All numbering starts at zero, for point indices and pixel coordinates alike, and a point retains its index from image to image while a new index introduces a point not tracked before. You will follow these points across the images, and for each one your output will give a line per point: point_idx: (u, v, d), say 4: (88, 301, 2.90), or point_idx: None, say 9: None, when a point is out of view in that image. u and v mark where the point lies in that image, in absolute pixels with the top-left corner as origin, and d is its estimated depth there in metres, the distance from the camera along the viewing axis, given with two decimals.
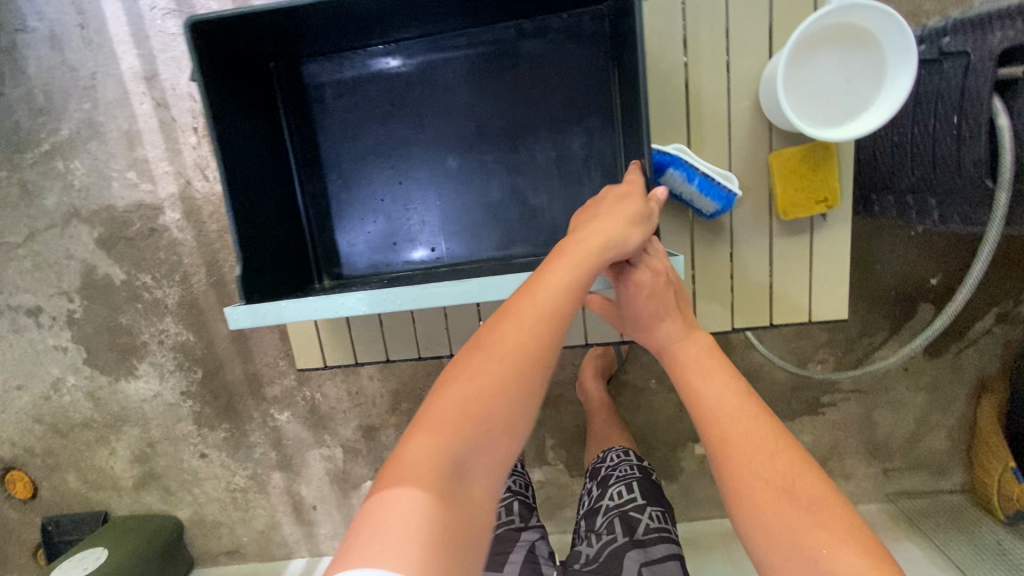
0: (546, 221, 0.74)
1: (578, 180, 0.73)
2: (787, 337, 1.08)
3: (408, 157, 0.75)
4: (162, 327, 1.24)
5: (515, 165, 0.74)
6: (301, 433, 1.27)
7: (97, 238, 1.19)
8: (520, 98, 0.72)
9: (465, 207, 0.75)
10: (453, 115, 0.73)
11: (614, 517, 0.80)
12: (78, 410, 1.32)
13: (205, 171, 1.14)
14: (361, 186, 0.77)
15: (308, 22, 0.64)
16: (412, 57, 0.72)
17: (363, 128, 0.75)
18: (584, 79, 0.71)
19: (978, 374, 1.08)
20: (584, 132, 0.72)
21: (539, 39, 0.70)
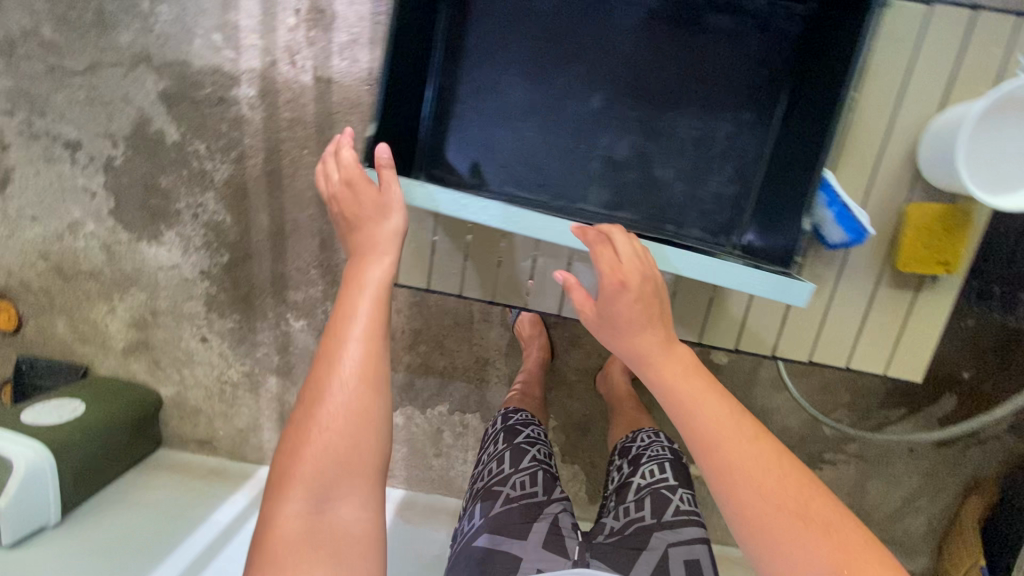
0: (663, 192, 0.79)
1: (709, 167, 0.79)
2: (813, 387, 1.09)
3: (551, 87, 0.79)
4: (201, 201, 1.19)
5: (654, 129, 0.78)
6: (310, 345, 1.24)
7: (161, 90, 1.14)
8: (682, 63, 0.77)
9: (591, 155, 0.79)
10: (611, 58, 0.77)
11: (645, 496, 0.84)
12: (89, 259, 1.27)
13: (294, 56, 1.08)
14: (494, 103, 0.79)
15: None
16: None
17: (520, 47, 0.78)
18: (751, 70, 0.76)
19: (974, 474, 1.11)
20: (731, 120, 0.77)
21: (724, 15, 0.75)
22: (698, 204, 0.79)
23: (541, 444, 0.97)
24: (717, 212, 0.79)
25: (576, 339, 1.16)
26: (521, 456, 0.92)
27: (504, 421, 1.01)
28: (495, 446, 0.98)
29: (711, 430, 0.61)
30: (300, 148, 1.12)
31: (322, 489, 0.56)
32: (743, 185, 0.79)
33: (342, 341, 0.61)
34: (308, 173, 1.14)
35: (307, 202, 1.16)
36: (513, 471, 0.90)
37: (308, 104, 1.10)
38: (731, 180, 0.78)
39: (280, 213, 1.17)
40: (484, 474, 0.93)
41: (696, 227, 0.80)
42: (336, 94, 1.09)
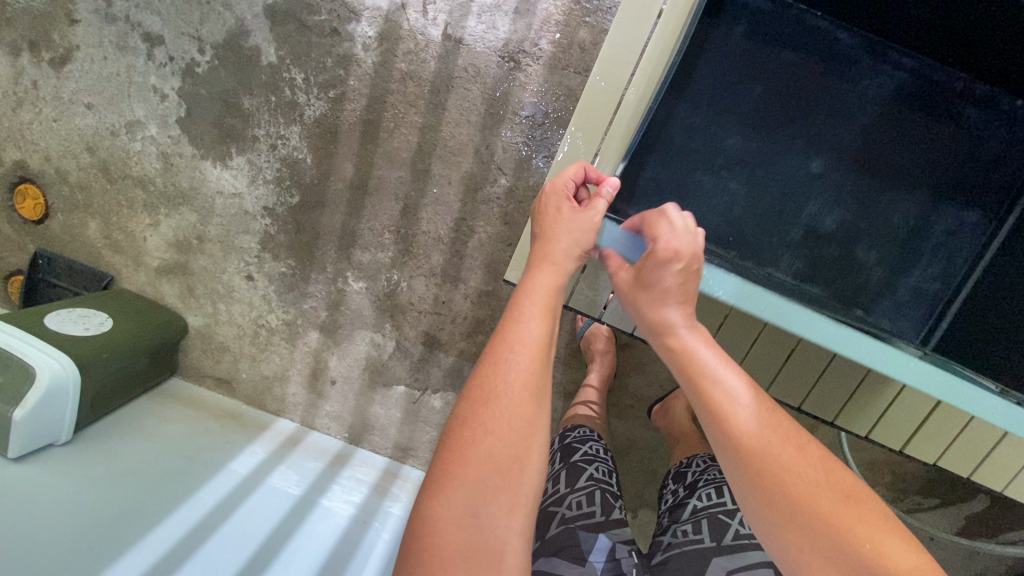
0: (862, 276, 0.79)
1: (915, 261, 0.79)
2: (860, 461, 1.11)
3: (772, 143, 0.76)
4: (283, 133, 1.10)
5: (872, 208, 0.78)
6: (364, 309, 1.18)
7: (268, 4, 1.03)
8: (920, 149, 0.76)
9: (811, 222, 0.78)
10: (849, 126, 0.76)
11: (701, 518, 0.72)
12: (141, 165, 1.17)
13: (427, 4, 1.00)
14: (703, 146, 0.76)
15: None
16: (850, 49, 0.74)
17: (747, 95, 0.74)
18: (986, 169, 0.76)
19: (983, 572, 1.15)
20: (952, 216, 0.78)
21: (976, 106, 0.74)
22: (893, 295, 0.80)
23: (599, 460, 0.80)
24: (912, 308, 0.81)
25: (640, 365, 1.13)
26: (577, 472, 0.77)
27: (559, 440, 0.87)
28: (550, 466, 0.82)
29: (732, 411, 0.54)
30: (408, 104, 1.05)
31: (489, 490, 0.49)
32: (944, 286, 0.80)
33: (510, 336, 0.56)
34: (410, 133, 1.06)
35: (400, 162, 1.08)
36: (569, 491, 0.75)
37: (429, 61, 1.02)
38: (936, 277, 0.80)
39: (368, 167, 1.09)
40: (538, 489, 0.79)
41: (886, 318, 0.81)
42: (462, 57, 1.01)
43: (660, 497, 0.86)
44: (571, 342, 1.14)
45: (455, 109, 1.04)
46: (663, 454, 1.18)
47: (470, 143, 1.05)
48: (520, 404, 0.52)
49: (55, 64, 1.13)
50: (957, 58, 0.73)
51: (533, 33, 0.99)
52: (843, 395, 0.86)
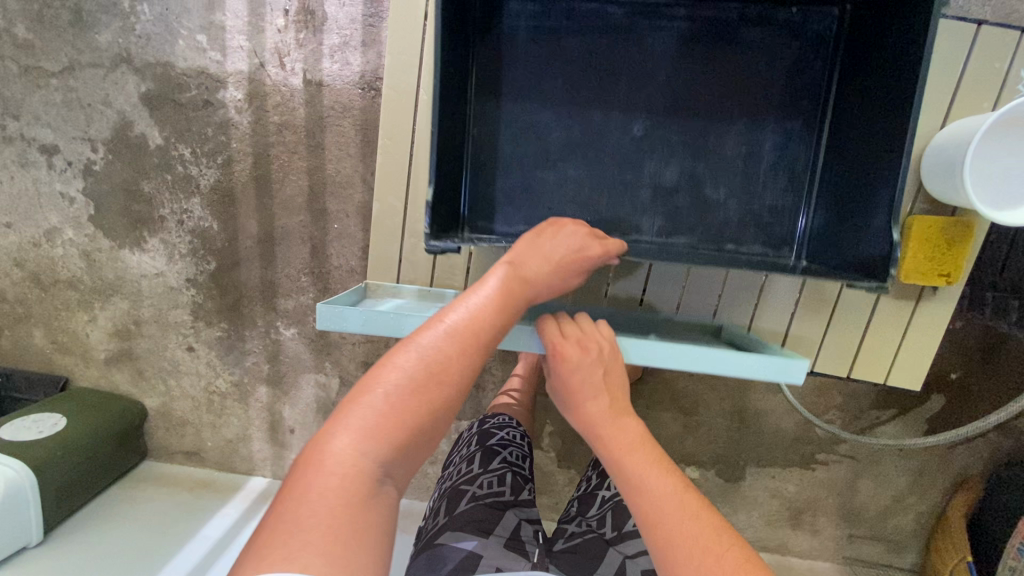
0: (718, 213, 0.80)
1: (764, 181, 0.80)
2: (806, 389, 1.11)
3: (589, 119, 0.81)
4: (186, 207, 1.16)
5: (704, 151, 0.80)
6: (302, 353, 1.22)
7: (142, 93, 1.10)
8: (725, 84, 0.78)
9: (648, 176, 0.81)
10: (649, 84, 0.79)
11: (606, 509, 0.76)
12: (68, 267, 1.23)
13: (283, 58, 1.06)
14: (532, 148, 0.82)
15: None
16: (620, 19, 0.78)
17: (551, 87, 0.81)
18: (788, 81, 0.78)
19: (961, 471, 1.14)
20: (783, 130, 0.79)
21: (758, 29, 0.77)
22: (757, 220, 0.80)
23: (514, 444, 0.83)
24: (776, 226, 0.80)
25: None
26: (491, 455, 0.80)
27: (478, 425, 0.89)
28: (466, 449, 0.84)
29: (662, 507, 0.55)
30: (291, 152, 1.10)
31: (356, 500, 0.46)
32: (799, 194, 0.80)
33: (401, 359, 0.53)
34: (299, 178, 1.11)
35: (297, 208, 1.13)
36: (481, 471, 0.77)
37: (298, 108, 1.07)
38: (787, 191, 0.80)
39: (270, 219, 1.14)
40: (452, 473, 0.81)
41: (757, 244, 0.80)
42: (327, 98, 1.07)
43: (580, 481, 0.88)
44: None
45: (333, 147, 1.09)
46: None
47: (355, 174, 1.09)
48: (386, 453, 0.49)
49: None
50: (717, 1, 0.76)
51: (385, 59, 1.04)
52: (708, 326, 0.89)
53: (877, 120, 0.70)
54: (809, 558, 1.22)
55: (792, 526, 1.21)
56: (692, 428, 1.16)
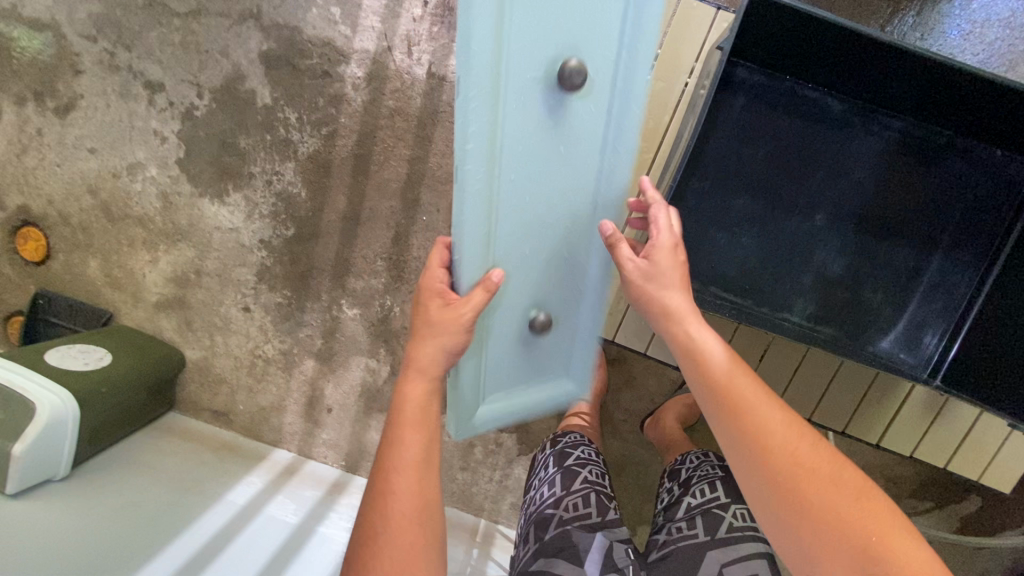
0: (869, 316, 0.79)
1: (917, 297, 0.79)
2: (851, 466, 1.13)
3: (774, 197, 0.77)
4: (278, 170, 1.15)
5: (873, 256, 0.78)
6: (358, 335, 1.21)
7: (263, 51, 1.10)
8: (916, 202, 0.76)
9: (808, 269, 0.79)
10: (841, 179, 0.77)
11: (696, 515, 0.77)
12: (142, 204, 1.21)
13: (411, 47, 1.07)
14: (715, 209, 0.78)
15: (815, 39, 0.65)
16: (839, 113, 0.75)
17: (750, 153, 0.76)
18: (974, 214, 0.76)
19: (983, 573, 1.16)
20: (949, 256, 0.77)
21: (961, 159, 0.75)
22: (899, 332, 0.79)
23: (590, 463, 0.84)
24: (918, 342, 0.79)
25: (630, 378, 1.16)
26: (571, 476, 0.80)
27: (552, 444, 0.89)
28: (544, 469, 0.85)
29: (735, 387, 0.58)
30: (397, 138, 1.11)
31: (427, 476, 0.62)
32: (948, 320, 0.79)
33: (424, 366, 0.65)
34: (399, 164, 1.12)
35: (390, 193, 1.13)
36: (564, 493, 0.78)
37: (415, 98, 1.09)
38: (938, 315, 0.79)
39: (359, 198, 1.14)
40: (537, 492, 0.83)
41: (896, 354, 0.79)
42: (446, 94, 1.08)
43: (659, 496, 0.90)
44: None
45: (441, 141, 1.10)
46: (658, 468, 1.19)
47: None
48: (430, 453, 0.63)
49: (60, 113, 1.19)
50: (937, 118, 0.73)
51: None
52: (850, 403, 0.90)
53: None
54: None
55: None
56: None
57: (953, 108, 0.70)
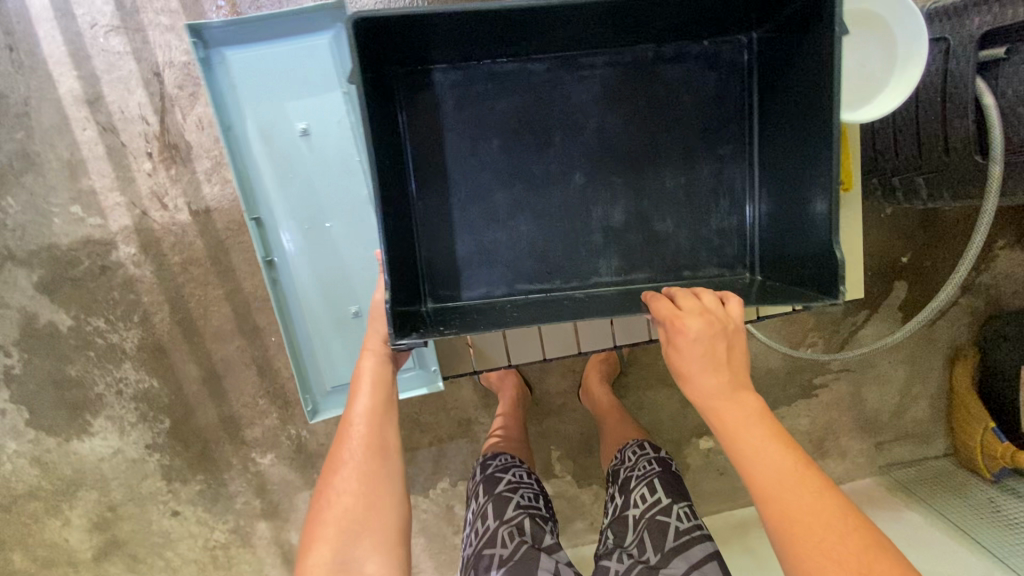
0: (671, 248, 0.65)
1: (707, 203, 0.65)
2: (777, 323, 1.12)
3: (537, 178, 0.63)
4: (120, 375, 1.11)
5: (644, 187, 0.64)
6: (287, 475, 1.17)
7: (37, 282, 1.06)
8: (649, 118, 0.62)
9: (589, 238, 0.65)
10: (585, 133, 0.62)
11: (642, 528, 0.73)
12: (22, 480, 1.16)
13: (163, 199, 1.04)
14: (486, 221, 0.64)
15: (447, 24, 0.52)
16: (548, 70, 0.61)
17: (486, 149, 0.62)
18: (706, 102, 0.63)
19: (951, 343, 1.15)
20: (715, 154, 0.64)
21: (676, 66, 0.62)
22: (707, 247, 0.65)
23: (523, 487, 0.81)
24: (728, 246, 0.66)
25: (545, 364, 1.14)
26: (504, 504, 0.77)
27: (481, 470, 0.86)
28: (475, 501, 0.82)
29: (757, 455, 0.52)
30: (203, 285, 1.07)
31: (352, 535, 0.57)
32: (744, 213, 0.66)
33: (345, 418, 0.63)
34: (220, 306, 1.08)
35: (229, 335, 1.10)
36: (498, 525, 0.74)
37: (196, 240, 1.05)
38: (732, 212, 0.65)
39: (207, 356, 1.10)
40: (469, 536, 0.77)
41: (714, 265, 0.66)
42: (220, 221, 1.05)
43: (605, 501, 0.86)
44: (476, 384, 1.14)
45: (242, 263, 1.07)
46: None
47: None
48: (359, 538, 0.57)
49: None
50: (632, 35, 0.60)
51: None
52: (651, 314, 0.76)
53: (798, 122, 0.56)
54: (849, 483, 1.20)
55: (822, 458, 1.19)
56: (688, 400, 1.16)
57: (643, 15, 0.55)
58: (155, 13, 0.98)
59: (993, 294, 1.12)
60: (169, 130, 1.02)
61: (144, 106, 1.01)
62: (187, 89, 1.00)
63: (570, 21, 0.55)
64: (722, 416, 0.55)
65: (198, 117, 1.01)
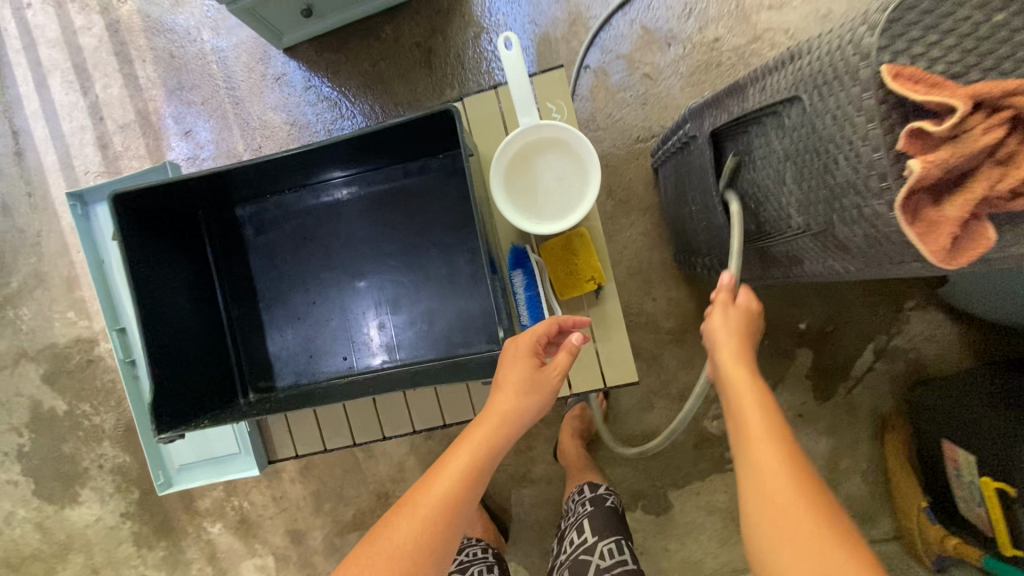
0: (445, 328, 0.73)
1: (469, 288, 0.72)
2: (674, 397, 1.11)
3: (325, 279, 0.75)
4: (101, 451, 1.31)
5: (417, 279, 0.74)
6: (233, 544, 1.29)
7: (42, 374, 1.31)
8: (408, 226, 0.73)
9: (370, 328, 0.74)
10: (358, 241, 0.74)
11: (569, 568, 0.85)
12: (28, 542, 1.37)
13: None
14: (285, 314, 0.76)
15: (206, 182, 0.66)
16: (322, 198, 0.74)
17: (282, 263, 0.76)
18: (455, 207, 0.71)
19: (876, 413, 1.07)
20: (471, 250, 0.72)
21: (421, 177, 0.71)
22: (476, 325, 0.72)
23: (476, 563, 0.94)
24: (492, 324, 0.71)
25: (453, 439, 1.20)
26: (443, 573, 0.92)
27: None
28: None
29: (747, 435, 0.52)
30: None
31: None
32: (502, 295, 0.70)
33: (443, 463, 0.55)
34: None
35: None
36: None
37: None
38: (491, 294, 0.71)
39: None
40: None
41: (483, 340, 0.72)
42: None
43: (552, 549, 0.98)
44: (391, 460, 1.22)
45: None
46: (529, 503, 1.17)
47: None
48: None
49: None
50: (378, 165, 0.71)
51: None
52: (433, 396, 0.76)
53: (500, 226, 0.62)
54: None
55: None
56: None
57: (356, 156, 0.67)
58: (128, 158, 1.25)
59: (913, 358, 1.04)
60: None
61: None
62: None
63: (311, 165, 0.67)
64: (740, 412, 0.54)
65: None
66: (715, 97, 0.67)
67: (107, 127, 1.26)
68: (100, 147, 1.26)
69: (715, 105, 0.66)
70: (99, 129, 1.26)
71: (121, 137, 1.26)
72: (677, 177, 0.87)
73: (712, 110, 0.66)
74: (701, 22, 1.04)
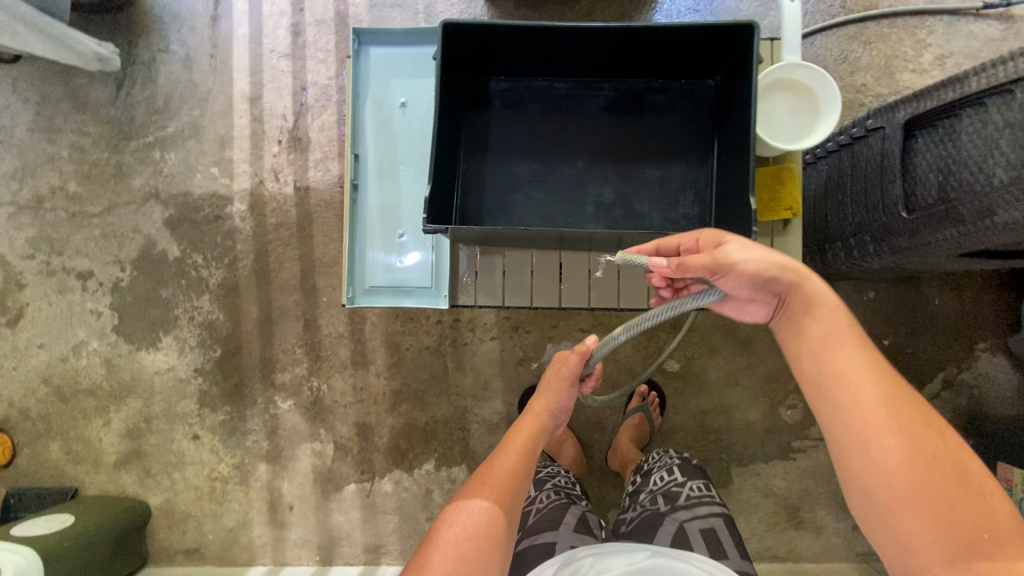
0: (645, 223, 0.86)
1: (675, 195, 0.86)
2: (759, 379, 1.22)
3: (549, 159, 0.88)
4: (197, 304, 1.35)
5: (628, 176, 0.87)
6: (298, 424, 1.31)
7: (166, 218, 1.36)
8: (638, 131, 0.88)
9: (578, 206, 0.87)
10: (589, 133, 0.88)
11: (659, 495, 0.98)
12: (89, 376, 1.37)
13: (277, 174, 1.35)
14: (506, 179, 0.88)
15: (501, 39, 0.78)
16: (567, 91, 0.88)
17: (515, 137, 0.88)
18: (681, 126, 0.87)
19: None
20: (684, 162, 0.87)
21: (662, 95, 0.88)
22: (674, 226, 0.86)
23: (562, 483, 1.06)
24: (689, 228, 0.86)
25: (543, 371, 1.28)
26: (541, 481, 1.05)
27: None
28: None
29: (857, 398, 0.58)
30: (285, 244, 1.33)
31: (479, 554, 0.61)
32: (704, 206, 0.86)
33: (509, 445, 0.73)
34: (292, 264, 1.33)
35: (291, 289, 1.33)
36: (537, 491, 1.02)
37: (290, 209, 1.34)
38: (696, 203, 0.86)
39: (268, 303, 1.33)
40: None
41: None
42: (314, 198, 1.34)
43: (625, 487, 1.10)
44: (479, 378, 1.28)
45: (320, 234, 1.33)
46: (600, 447, 1.24)
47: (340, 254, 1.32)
48: None
49: (12, 323, 1.39)
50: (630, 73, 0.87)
51: None
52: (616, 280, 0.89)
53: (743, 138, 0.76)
54: (823, 561, 1.19)
55: (796, 527, 1.20)
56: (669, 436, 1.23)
57: (627, 56, 0.82)
58: (316, 50, 1.37)
59: (975, 394, 1.18)
60: (299, 127, 1.35)
61: (287, 109, 1.36)
62: (321, 102, 1.36)
63: (585, 54, 0.81)
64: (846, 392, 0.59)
65: (322, 122, 1.35)
66: (911, 95, 0.82)
67: (304, 18, 1.38)
68: (292, 33, 1.38)
69: (912, 100, 0.81)
70: (296, 18, 1.38)
71: (315, 30, 1.38)
72: (827, 172, 1.02)
73: (905, 104, 0.82)
74: (853, 68, 1.23)
